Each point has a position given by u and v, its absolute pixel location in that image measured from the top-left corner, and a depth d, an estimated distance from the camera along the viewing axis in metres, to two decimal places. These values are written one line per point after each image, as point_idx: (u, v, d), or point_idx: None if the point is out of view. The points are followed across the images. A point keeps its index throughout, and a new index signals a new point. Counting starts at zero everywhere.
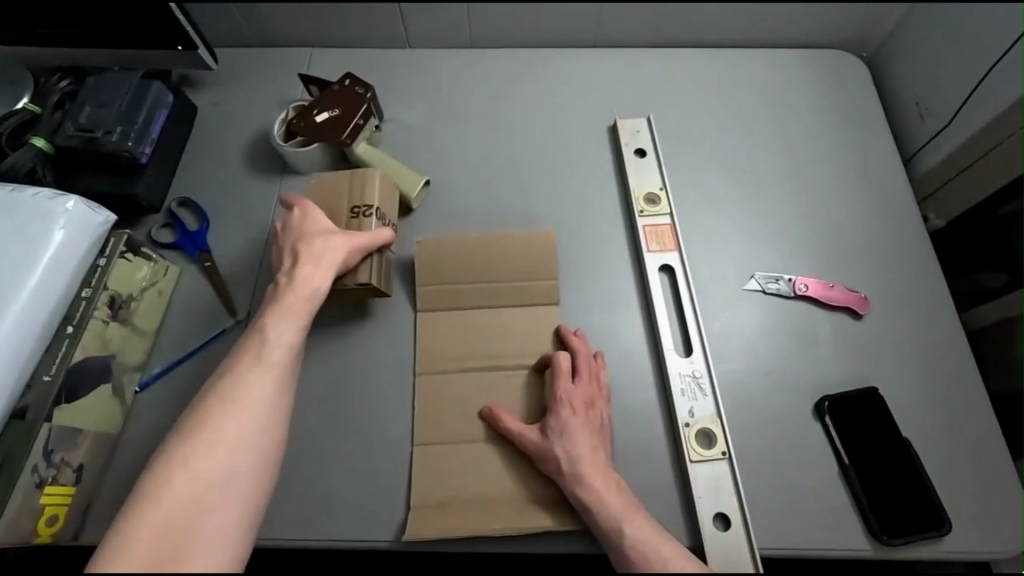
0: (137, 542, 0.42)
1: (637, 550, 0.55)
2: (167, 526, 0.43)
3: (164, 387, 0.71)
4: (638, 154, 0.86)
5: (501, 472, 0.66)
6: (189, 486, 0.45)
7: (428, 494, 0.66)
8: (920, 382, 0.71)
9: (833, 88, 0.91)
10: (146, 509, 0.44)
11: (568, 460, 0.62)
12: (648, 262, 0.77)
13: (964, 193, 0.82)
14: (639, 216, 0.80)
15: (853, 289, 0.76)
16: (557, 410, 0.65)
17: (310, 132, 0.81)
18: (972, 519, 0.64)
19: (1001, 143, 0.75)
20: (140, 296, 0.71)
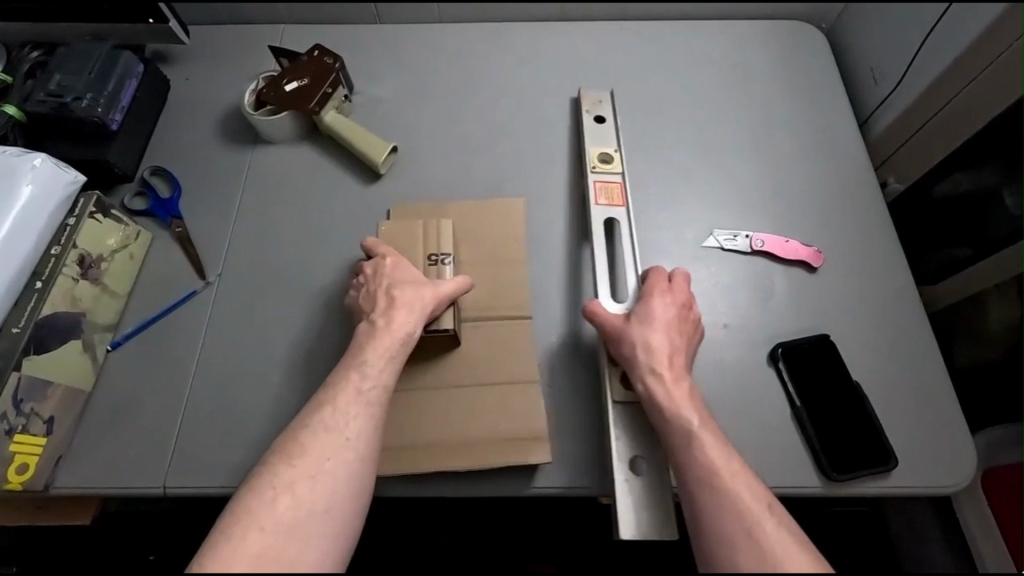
0: (344, 439, 0.59)
1: (696, 457, 0.55)
2: (364, 428, 0.60)
3: (137, 346, 0.73)
4: (596, 120, 0.86)
5: (461, 415, 0.68)
6: (377, 400, 0.62)
7: (392, 436, 0.67)
8: (872, 330, 0.73)
9: (792, 55, 0.94)
10: (341, 414, 0.60)
11: (648, 351, 0.63)
12: (594, 216, 0.76)
13: (921, 154, 0.84)
14: (590, 172, 0.80)
15: (808, 244, 0.78)
16: (648, 309, 0.66)
17: (280, 101, 0.83)
18: (920, 456, 0.66)
19: (949, 101, 0.78)
20: (110, 258, 0.73)
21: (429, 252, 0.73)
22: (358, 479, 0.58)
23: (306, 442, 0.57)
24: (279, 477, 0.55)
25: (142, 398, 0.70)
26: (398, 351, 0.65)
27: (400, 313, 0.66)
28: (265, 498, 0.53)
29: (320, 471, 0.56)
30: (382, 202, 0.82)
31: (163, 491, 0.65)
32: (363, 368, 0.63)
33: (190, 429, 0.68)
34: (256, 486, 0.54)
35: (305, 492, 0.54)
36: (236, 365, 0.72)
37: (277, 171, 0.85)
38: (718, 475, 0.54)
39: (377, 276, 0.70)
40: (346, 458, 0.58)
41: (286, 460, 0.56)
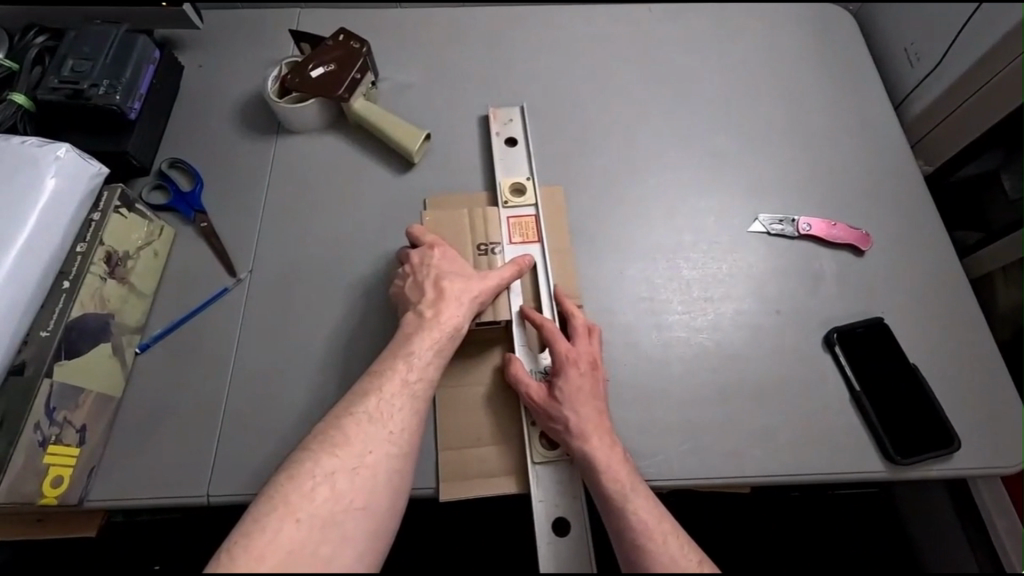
0: (388, 432, 0.55)
1: (630, 525, 0.54)
2: (408, 423, 0.56)
3: (168, 348, 0.69)
4: (508, 144, 0.81)
5: (516, 413, 0.65)
6: (422, 394, 0.58)
7: (456, 434, 0.64)
8: (924, 311, 0.73)
9: (826, 35, 0.92)
10: (386, 405, 0.56)
11: (573, 419, 0.59)
12: (507, 254, 0.72)
13: (957, 133, 0.83)
14: (502, 207, 0.75)
15: (856, 227, 0.77)
16: (565, 372, 0.62)
17: (306, 88, 0.79)
18: (981, 437, 0.66)
19: (989, 81, 0.77)
20: (136, 255, 0.69)
21: (478, 243, 0.72)
22: (398, 477, 0.54)
23: (348, 433, 0.53)
24: (319, 468, 0.51)
25: (177, 401, 0.66)
26: (446, 344, 0.61)
27: (450, 304, 0.63)
28: (302, 488, 0.49)
29: (361, 464, 0.52)
30: (417, 191, 0.78)
31: (209, 500, 0.61)
32: (409, 359, 0.59)
33: (232, 433, 0.64)
34: (289, 475, 0.50)
35: (345, 485, 0.50)
36: (274, 365, 0.68)
37: (304, 161, 0.81)
38: (649, 538, 0.53)
39: (424, 264, 0.66)
40: (387, 453, 0.54)
41: (327, 449, 0.52)
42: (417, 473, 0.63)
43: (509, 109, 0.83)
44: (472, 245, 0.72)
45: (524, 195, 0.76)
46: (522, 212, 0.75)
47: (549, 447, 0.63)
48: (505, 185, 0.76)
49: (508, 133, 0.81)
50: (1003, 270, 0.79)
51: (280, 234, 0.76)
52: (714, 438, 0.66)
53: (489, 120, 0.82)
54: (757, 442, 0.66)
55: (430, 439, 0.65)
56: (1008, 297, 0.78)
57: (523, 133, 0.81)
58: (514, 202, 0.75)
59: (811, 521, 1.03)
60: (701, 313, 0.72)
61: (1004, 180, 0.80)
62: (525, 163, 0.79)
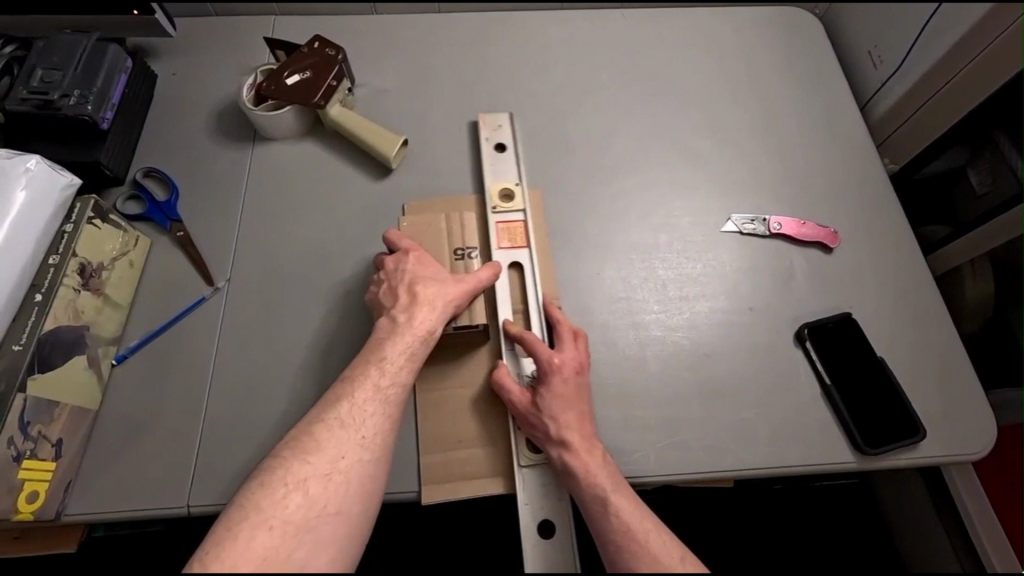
0: (361, 437, 0.55)
1: (610, 525, 0.55)
2: (381, 427, 0.57)
3: (145, 358, 0.69)
4: (498, 149, 0.81)
5: (499, 416, 0.66)
6: (394, 399, 0.59)
7: (438, 438, 0.65)
8: (890, 306, 0.75)
9: (793, 38, 0.95)
10: (357, 411, 0.56)
11: (557, 426, 0.60)
12: (495, 259, 0.73)
13: (925, 128, 0.85)
14: (492, 212, 0.76)
15: (824, 225, 0.79)
16: (549, 379, 0.62)
17: (280, 95, 0.79)
18: (946, 426, 0.69)
19: (947, 83, 0.80)
20: (111, 266, 0.68)
21: (454, 248, 0.72)
22: (373, 480, 0.54)
23: (319, 439, 0.54)
24: (292, 474, 0.51)
25: (157, 413, 0.66)
26: (422, 348, 0.62)
27: (428, 308, 0.63)
28: (274, 497, 0.49)
29: (334, 470, 0.52)
30: (395, 197, 0.79)
31: (190, 510, 0.61)
32: (382, 363, 0.60)
33: (213, 442, 0.64)
34: (262, 483, 0.51)
35: (318, 491, 0.51)
36: (254, 374, 0.68)
37: (280, 169, 0.81)
38: (628, 538, 0.54)
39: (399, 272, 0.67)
40: (360, 458, 0.54)
41: (298, 456, 0.52)
42: (400, 476, 0.64)
43: (497, 115, 0.83)
44: (451, 251, 0.72)
45: (512, 200, 0.77)
46: (511, 218, 0.76)
47: (534, 450, 0.64)
48: (494, 191, 0.77)
49: (497, 139, 0.82)
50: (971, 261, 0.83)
51: (258, 242, 0.76)
52: (692, 435, 0.67)
53: (479, 126, 0.83)
54: (734, 437, 0.67)
55: (411, 443, 0.66)
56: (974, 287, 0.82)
57: (512, 138, 0.82)
58: (502, 207, 0.76)
59: (790, 513, 1.05)
60: (677, 312, 0.74)
61: (971, 175, 0.83)
62: (515, 168, 0.80)
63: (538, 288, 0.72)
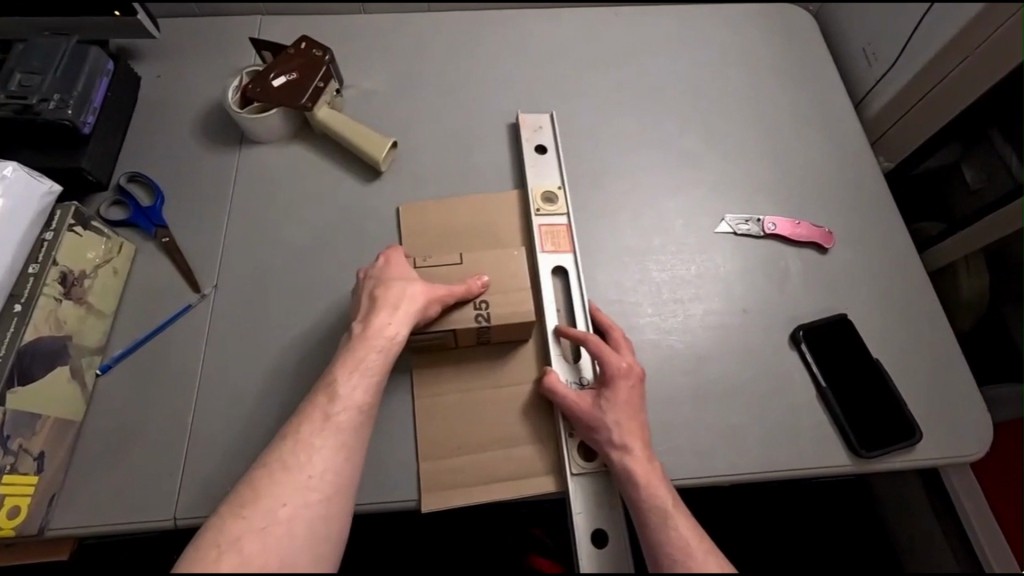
0: (307, 478, 0.50)
1: (665, 539, 0.54)
2: (333, 462, 0.51)
3: (130, 367, 0.68)
4: (538, 151, 0.80)
5: (551, 423, 0.66)
6: (348, 425, 0.54)
7: (435, 446, 0.65)
8: (886, 307, 0.75)
9: (787, 36, 0.94)
10: (305, 447, 0.51)
11: (619, 431, 0.60)
12: (541, 264, 0.72)
13: (926, 117, 0.83)
14: (535, 215, 0.75)
15: (819, 225, 0.79)
16: (615, 384, 0.62)
17: (266, 97, 0.77)
18: (944, 428, 0.68)
19: (943, 79, 0.79)
20: (93, 274, 0.67)
21: (474, 305, 0.65)
22: (323, 524, 0.49)
23: (260, 488, 0.49)
24: (224, 535, 0.46)
25: (144, 424, 0.65)
26: (383, 357, 0.58)
27: (391, 313, 0.60)
28: (204, 563, 0.44)
29: (272, 522, 0.47)
30: (385, 201, 0.78)
31: (177, 522, 0.60)
32: (332, 391, 0.55)
33: (201, 453, 0.63)
34: (196, 547, 0.46)
35: (254, 549, 0.45)
36: (241, 383, 0.67)
37: (267, 172, 0.80)
38: (684, 554, 0.53)
39: (392, 271, 0.64)
40: (305, 502, 0.49)
41: (233, 514, 0.47)
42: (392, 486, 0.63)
43: (539, 116, 0.82)
44: (473, 313, 0.65)
45: (555, 203, 0.76)
46: (555, 221, 0.75)
47: (587, 458, 0.63)
48: (536, 193, 0.76)
49: (538, 140, 0.81)
50: (965, 258, 0.84)
51: (245, 247, 0.74)
52: (689, 439, 0.66)
53: (519, 126, 0.82)
54: (730, 441, 0.67)
55: (402, 453, 0.65)
56: (970, 284, 0.83)
57: (552, 141, 0.81)
58: (546, 210, 0.75)
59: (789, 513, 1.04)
60: (671, 315, 0.73)
61: (965, 171, 0.83)
62: (557, 170, 0.79)
63: (587, 298, 0.72)
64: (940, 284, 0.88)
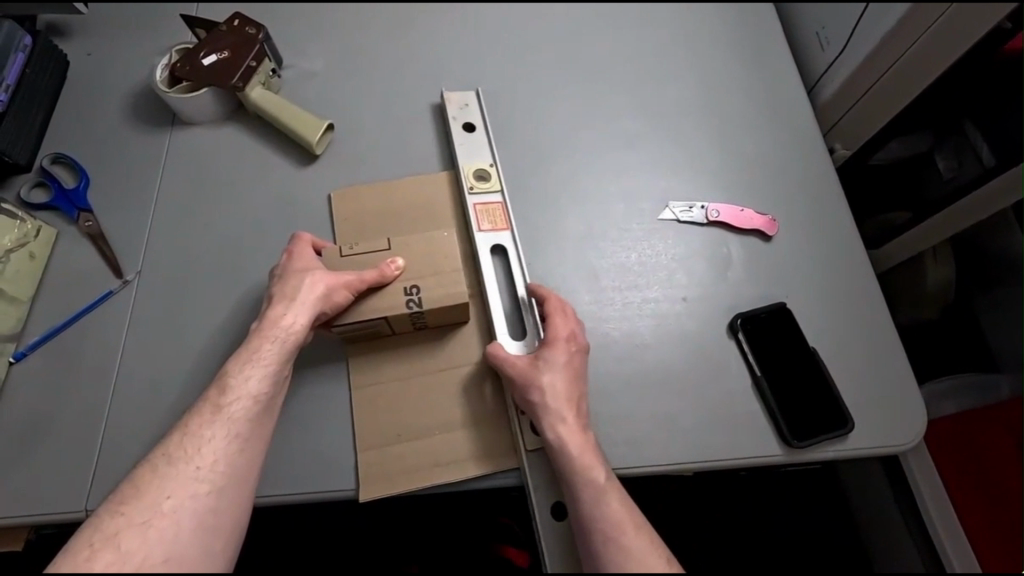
0: (195, 470, 0.49)
1: (597, 514, 0.53)
2: (223, 452, 0.51)
3: (44, 356, 0.66)
4: (467, 130, 0.78)
5: (483, 408, 0.64)
6: (241, 416, 0.53)
7: (375, 433, 0.63)
8: (829, 294, 0.74)
9: (744, 19, 0.91)
10: (193, 439, 0.50)
11: (552, 396, 0.59)
12: (478, 244, 0.71)
13: (880, 109, 0.80)
14: (468, 194, 0.74)
15: (763, 213, 0.77)
16: (553, 347, 0.62)
17: (195, 77, 0.75)
18: (879, 418, 0.67)
19: (881, 77, 0.78)
20: (6, 258, 0.65)
21: (402, 288, 0.62)
22: (213, 514, 0.48)
23: (142, 484, 0.48)
24: (101, 532, 0.45)
25: (55, 414, 0.63)
26: (279, 346, 0.57)
27: (289, 304, 0.59)
28: (76, 562, 0.44)
29: (153, 515, 0.46)
30: (320, 186, 0.75)
31: (87, 513, 0.59)
32: (225, 384, 0.54)
33: (114, 444, 0.62)
34: (74, 545, 0.45)
35: (134, 544, 0.45)
36: (158, 372, 0.65)
37: (198, 155, 0.77)
38: (617, 530, 0.52)
39: (294, 262, 0.63)
40: (191, 494, 0.48)
41: (113, 509, 0.47)
42: (309, 478, 0.61)
43: (465, 94, 0.80)
44: (406, 306, 0.61)
45: (488, 180, 0.75)
46: (489, 199, 0.74)
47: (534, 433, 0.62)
48: (468, 171, 0.75)
49: (466, 118, 0.79)
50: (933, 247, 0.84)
51: (170, 232, 0.72)
52: (622, 428, 0.65)
53: (445, 104, 0.80)
54: (661, 430, 0.65)
55: (323, 446, 0.63)
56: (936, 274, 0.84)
57: (481, 119, 0.79)
58: (479, 187, 0.74)
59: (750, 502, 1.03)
60: (608, 303, 0.72)
61: (938, 161, 0.84)
62: (488, 149, 0.77)
63: (527, 274, 0.71)
64: (905, 271, 0.88)
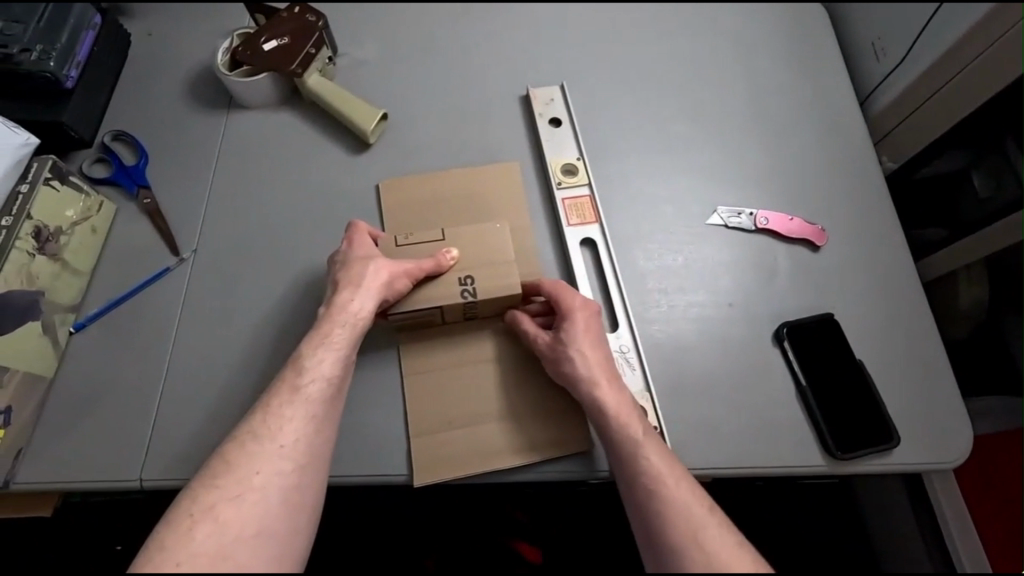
0: (280, 447, 0.50)
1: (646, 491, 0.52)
2: (303, 430, 0.51)
3: (102, 328, 0.67)
4: (553, 124, 0.80)
5: (531, 400, 0.64)
6: (317, 397, 0.54)
7: (426, 420, 0.63)
8: (877, 308, 0.73)
9: (797, 26, 0.91)
10: (275, 418, 0.51)
11: (584, 372, 0.60)
12: (568, 238, 0.73)
13: (940, 116, 0.78)
14: (557, 188, 0.76)
15: (812, 222, 0.77)
16: (572, 320, 0.63)
17: (256, 61, 0.76)
18: (925, 434, 0.67)
19: (948, 82, 0.76)
20: (70, 230, 0.67)
21: (457, 278, 0.63)
22: (298, 491, 0.48)
23: (232, 459, 0.49)
24: (198, 505, 0.46)
25: (116, 386, 0.65)
26: (348, 331, 0.58)
27: (355, 290, 0.60)
28: (177, 532, 0.44)
29: (245, 490, 0.47)
30: (371, 174, 0.76)
31: (143, 483, 0.60)
32: (300, 365, 0.55)
33: (172, 417, 0.63)
34: (171, 516, 0.46)
35: (230, 516, 0.45)
36: (214, 349, 0.66)
37: (254, 138, 0.78)
38: (673, 510, 0.50)
39: (354, 249, 0.64)
40: (278, 470, 0.48)
41: (206, 483, 0.47)
42: (363, 461, 0.62)
43: (550, 89, 0.82)
44: (462, 296, 0.62)
45: (576, 175, 0.77)
46: (578, 193, 0.76)
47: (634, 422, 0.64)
48: (556, 166, 0.77)
49: (551, 114, 0.80)
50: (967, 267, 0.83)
51: (226, 213, 0.73)
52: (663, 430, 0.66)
53: (530, 100, 0.81)
54: (703, 434, 0.66)
55: (375, 431, 0.64)
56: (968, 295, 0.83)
57: (567, 114, 0.81)
58: (567, 182, 0.76)
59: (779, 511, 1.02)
60: (654, 304, 0.72)
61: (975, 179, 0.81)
62: (573, 142, 0.79)
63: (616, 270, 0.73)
64: (938, 288, 0.87)
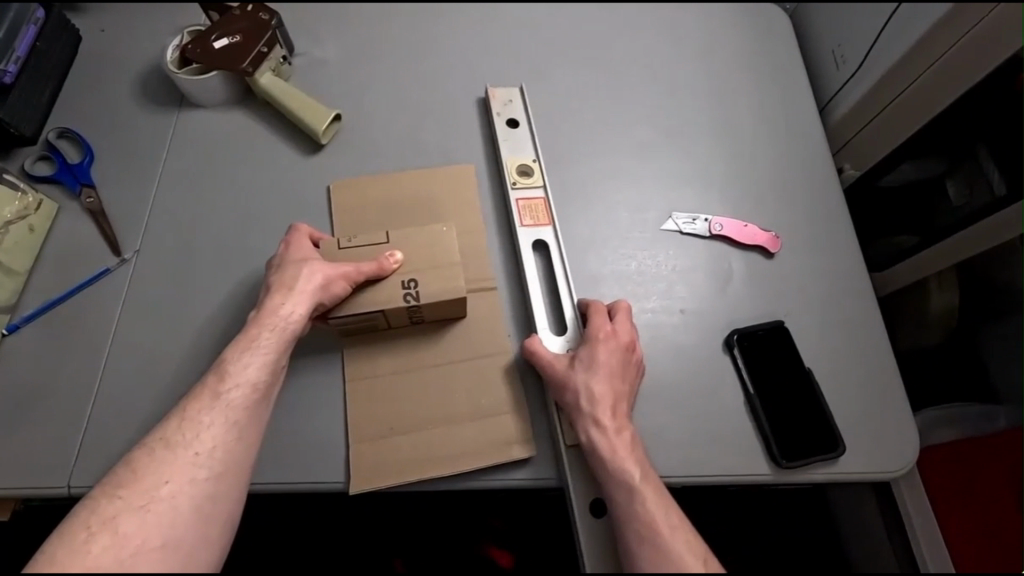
0: (192, 456, 0.49)
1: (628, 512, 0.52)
2: (222, 437, 0.50)
3: (37, 329, 0.66)
4: (510, 126, 0.79)
5: (474, 406, 0.63)
6: (240, 404, 0.52)
7: (368, 426, 0.62)
8: (829, 316, 0.73)
9: (761, 33, 0.91)
10: (192, 425, 0.50)
11: (587, 399, 0.59)
12: (521, 240, 0.72)
13: (902, 121, 0.78)
14: (511, 189, 0.74)
15: (767, 229, 0.77)
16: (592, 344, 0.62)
17: (205, 59, 0.74)
18: (871, 443, 0.67)
19: (911, 84, 0.75)
20: (5, 230, 0.66)
21: (400, 282, 0.62)
22: (208, 502, 0.47)
23: (141, 468, 0.47)
24: (99, 515, 0.45)
25: (45, 389, 0.63)
26: (278, 335, 0.57)
27: (287, 294, 0.58)
28: (73, 543, 0.43)
29: (152, 500, 0.46)
30: (322, 176, 0.75)
31: (69, 489, 0.59)
32: (224, 370, 0.54)
33: (101, 421, 0.61)
34: (72, 522, 0.45)
35: (132, 529, 0.44)
36: (149, 351, 0.65)
37: (204, 137, 0.77)
38: (649, 530, 0.51)
39: (293, 252, 0.63)
40: (191, 479, 0.47)
41: (110, 493, 0.46)
42: (298, 467, 0.61)
43: (508, 90, 0.81)
44: (404, 300, 0.61)
45: (531, 177, 0.76)
46: (532, 196, 0.75)
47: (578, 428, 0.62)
48: (511, 166, 0.76)
49: (509, 115, 0.79)
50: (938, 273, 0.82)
51: (171, 213, 0.72)
52: None
53: (489, 99, 0.80)
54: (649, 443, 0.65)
55: (312, 437, 0.62)
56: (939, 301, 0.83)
57: (525, 115, 0.79)
58: (522, 183, 0.75)
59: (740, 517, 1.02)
60: None
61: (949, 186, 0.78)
62: (531, 144, 0.78)
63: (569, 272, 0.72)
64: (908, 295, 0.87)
